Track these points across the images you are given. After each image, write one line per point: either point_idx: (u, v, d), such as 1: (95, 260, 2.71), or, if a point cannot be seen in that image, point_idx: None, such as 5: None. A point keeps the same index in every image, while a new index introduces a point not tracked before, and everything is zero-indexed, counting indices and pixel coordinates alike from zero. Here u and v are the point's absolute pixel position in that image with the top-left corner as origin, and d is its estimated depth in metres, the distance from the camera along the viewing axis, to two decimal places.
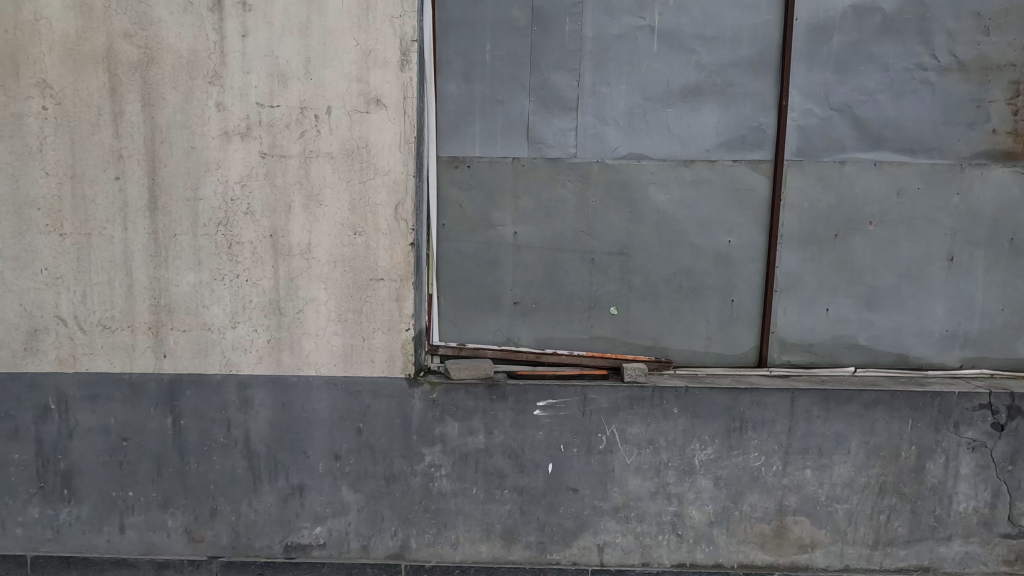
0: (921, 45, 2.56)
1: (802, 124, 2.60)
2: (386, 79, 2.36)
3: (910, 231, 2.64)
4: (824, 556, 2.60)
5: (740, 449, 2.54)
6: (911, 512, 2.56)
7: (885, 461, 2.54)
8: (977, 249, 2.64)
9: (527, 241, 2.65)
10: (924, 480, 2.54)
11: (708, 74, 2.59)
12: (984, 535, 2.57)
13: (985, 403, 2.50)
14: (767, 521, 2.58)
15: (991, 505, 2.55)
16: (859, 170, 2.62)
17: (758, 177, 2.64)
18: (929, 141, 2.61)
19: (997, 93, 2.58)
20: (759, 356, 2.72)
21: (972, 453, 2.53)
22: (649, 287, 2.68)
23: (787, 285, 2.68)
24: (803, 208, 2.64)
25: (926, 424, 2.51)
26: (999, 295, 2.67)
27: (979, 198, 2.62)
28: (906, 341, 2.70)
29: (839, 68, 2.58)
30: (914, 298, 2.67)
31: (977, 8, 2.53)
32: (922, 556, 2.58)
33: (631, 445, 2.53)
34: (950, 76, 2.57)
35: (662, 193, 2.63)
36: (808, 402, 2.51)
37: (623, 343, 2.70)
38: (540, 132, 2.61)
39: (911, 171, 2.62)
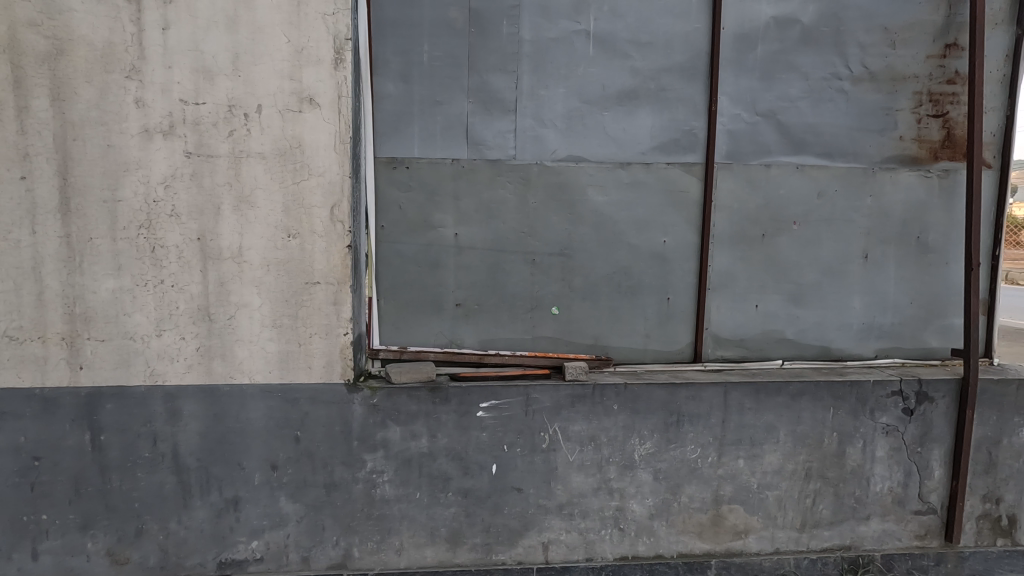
0: (837, 55, 2.71)
1: (731, 129, 2.72)
2: (319, 79, 2.31)
3: (830, 230, 2.80)
4: (757, 541, 2.72)
5: (677, 442, 2.62)
6: (834, 495, 2.72)
7: (811, 448, 2.68)
8: (890, 247, 2.83)
9: (467, 243, 2.65)
10: (845, 465, 2.70)
11: (641, 78, 2.66)
12: (899, 513, 2.76)
13: (897, 391, 2.68)
14: (704, 511, 2.68)
15: (904, 485, 2.74)
16: (783, 172, 2.75)
17: (691, 179, 2.74)
18: (846, 146, 2.77)
19: (904, 101, 2.77)
20: (694, 352, 2.82)
21: (887, 437, 2.71)
22: (588, 287, 2.73)
23: (719, 283, 2.78)
24: (733, 208, 2.75)
25: (846, 411, 2.67)
26: (910, 289, 2.87)
27: (891, 199, 2.81)
28: (828, 334, 2.86)
29: (764, 75, 2.70)
30: (835, 293, 2.83)
31: (886, 22, 2.71)
32: (845, 536, 2.75)
33: (573, 442, 2.57)
34: (863, 85, 2.74)
35: (600, 195, 2.68)
36: (739, 395, 2.62)
37: (564, 342, 2.75)
38: (480, 134, 2.62)
39: (830, 173, 2.77)
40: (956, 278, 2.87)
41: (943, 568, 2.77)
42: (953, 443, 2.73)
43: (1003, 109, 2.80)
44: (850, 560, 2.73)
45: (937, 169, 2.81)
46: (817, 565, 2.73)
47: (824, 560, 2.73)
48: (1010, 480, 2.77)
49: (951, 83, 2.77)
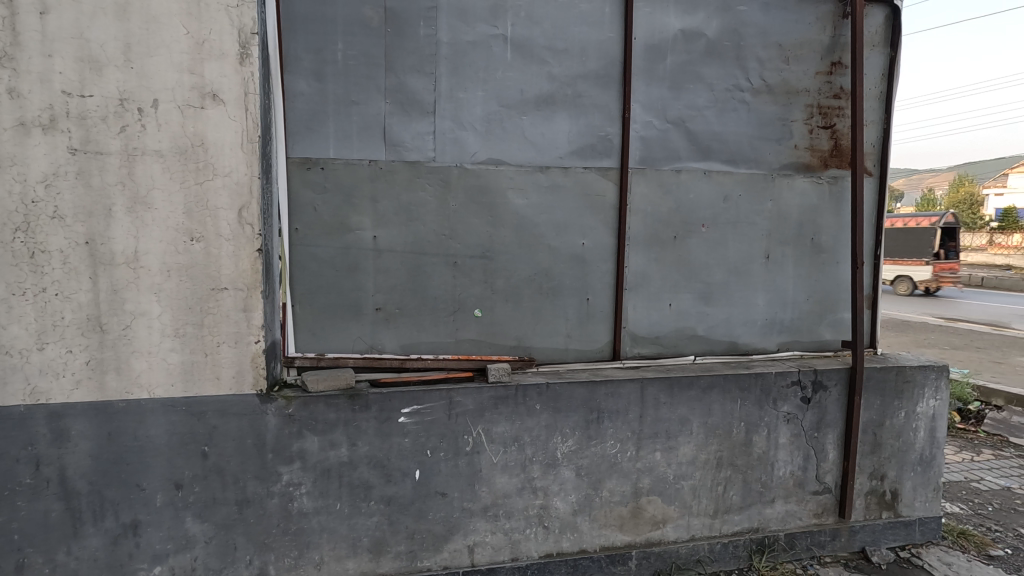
0: (738, 68, 2.90)
1: (644, 135, 2.83)
2: (223, 74, 2.19)
3: (735, 232, 2.98)
4: (674, 530, 2.85)
5: (598, 438, 2.70)
6: (743, 481, 2.89)
7: (721, 438, 2.84)
8: (788, 248, 3.05)
9: (387, 246, 2.60)
10: (752, 452, 2.88)
11: (558, 84, 2.72)
12: (799, 495, 2.97)
13: (796, 380, 2.89)
14: (624, 504, 2.77)
15: (804, 468, 2.96)
16: (692, 177, 2.90)
17: (608, 183, 2.83)
18: (748, 153, 2.96)
19: (798, 113, 3.00)
20: (614, 350, 2.91)
21: (788, 424, 2.91)
22: (510, 288, 2.75)
23: (635, 283, 2.89)
24: (647, 212, 2.87)
25: (752, 402, 2.85)
26: (806, 287, 3.11)
27: (788, 203, 3.03)
28: (736, 329, 3.04)
29: (673, 85, 2.84)
30: (740, 291, 3.02)
31: (780, 40, 2.92)
32: (753, 519, 2.93)
33: (497, 444, 2.59)
34: (762, 97, 2.94)
35: (520, 197, 2.72)
36: (655, 390, 2.74)
37: (487, 345, 2.76)
38: (398, 135, 2.58)
39: (735, 178, 2.95)
40: (845, 276, 3.14)
41: (838, 542, 3.02)
42: (844, 427, 2.98)
43: (881, 123, 3.10)
44: (758, 541, 2.92)
45: (826, 176, 3.06)
46: (728, 548, 2.89)
47: (734, 543, 2.90)
48: (892, 459, 3.06)
49: (837, 98, 3.03)
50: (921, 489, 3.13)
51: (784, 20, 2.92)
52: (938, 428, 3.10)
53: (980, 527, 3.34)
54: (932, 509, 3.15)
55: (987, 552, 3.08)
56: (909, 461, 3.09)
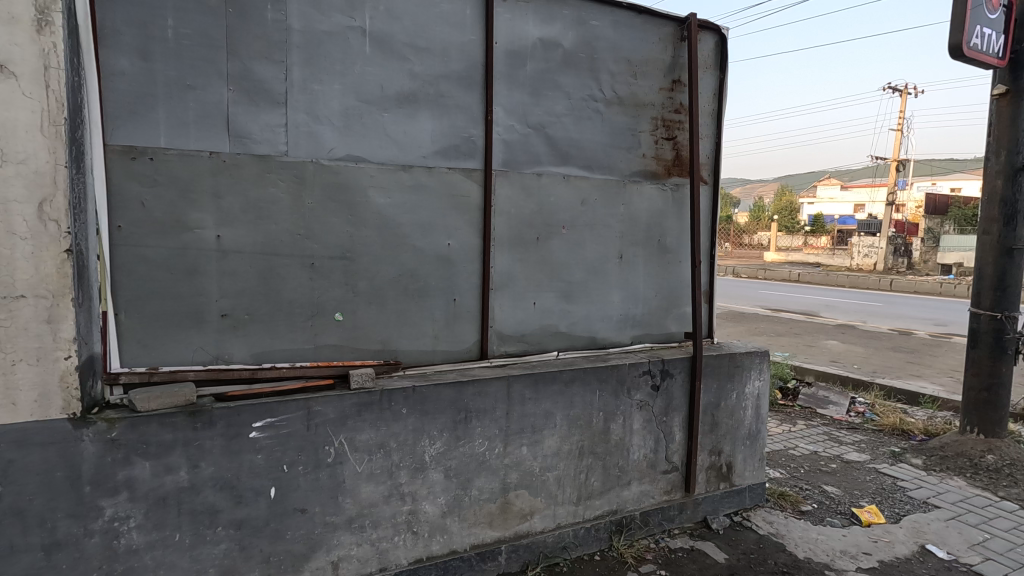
0: (592, 80, 3.08)
1: (506, 138, 2.90)
2: (13, 41, 1.84)
3: (592, 233, 3.16)
4: (541, 520, 2.95)
5: (466, 438, 2.71)
6: (603, 467, 3.09)
7: (582, 428, 3.00)
8: (638, 248, 3.32)
9: (233, 246, 2.38)
10: (610, 439, 3.08)
11: (420, 82, 2.69)
12: (652, 475, 3.24)
13: (647, 370, 3.15)
14: (493, 501, 2.82)
15: (655, 450, 3.23)
16: (553, 181, 3.03)
17: (472, 184, 2.85)
18: (603, 161, 3.16)
19: (645, 125, 3.26)
20: (481, 349, 2.94)
21: (641, 410, 3.16)
22: (374, 290, 2.66)
23: (500, 283, 2.95)
24: (511, 213, 2.94)
25: (609, 392, 3.05)
26: (654, 284, 3.40)
27: (638, 208, 3.28)
28: (594, 325, 3.23)
29: (533, 92, 2.95)
30: (598, 289, 3.22)
31: (628, 56, 3.16)
32: (612, 502, 3.13)
33: (362, 452, 2.49)
34: (614, 108, 3.16)
35: (382, 196, 2.63)
36: (521, 386, 2.82)
37: (350, 350, 2.64)
38: (244, 126, 2.37)
39: (591, 184, 3.13)
40: (685, 274, 3.49)
41: (685, 515, 3.34)
42: (688, 410, 3.30)
43: (713, 137, 3.48)
44: (617, 522, 3.13)
45: (670, 183, 3.37)
46: (591, 532, 3.06)
47: (596, 526, 3.08)
48: (727, 435, 3.46)
49: (677, 113, 3.35)
50: (749, 459, 3.57)
51: (632, 38, 3.16)
52: (761, 405, 3.56)
53: (795, 488, 3.90)
54: (759, 476, 3.62)
55: (799, 509, 3.60)
56: (740, 436, 3.51)
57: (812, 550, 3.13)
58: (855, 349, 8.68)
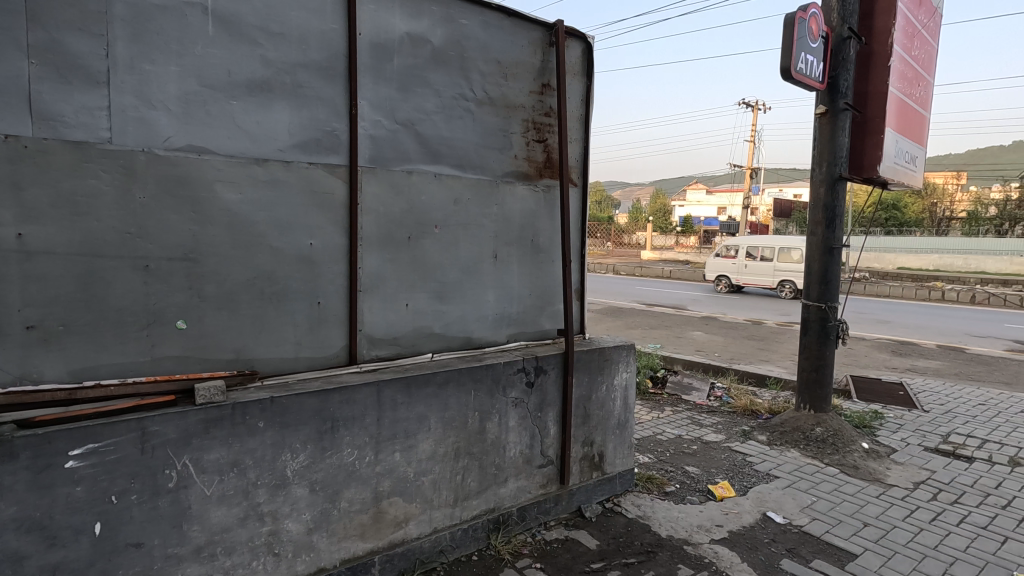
0: (462, 79, 3.07)
1: (373, 134, 2.80)
2: None
3: (465, 233, 3.15)
4: (416, 527, 2.88)
5: (333, 448, 2.57)
6: (479, 467, 3.09)
7: (458, 430, 2.98)
8: (512, 248, 3.37)
9: (40, 247, 2.04)
10: (486, 438, 3.10)
11: (275, 70, 2.49)
12: (528, 470, 3.31)
13: (521, 368, 3.21)
14: (364, 511, 2.70)
15: (531, 446, 3.30)
16: (423, 179, 2.97)
17: (336, 181, 2.70)
18: (474, 160, 3.16)
19: (516, 126, 3.31)
20: (350, 354, 2.81)
21: (516, 408, 3.21)
22: (224, 295, 2.42)
23: (369, 284, 2.83)
24: (380, 211, 2.84)
25: (484, 391, 3.06)
26: (527, 283, 3.47)
27: (510, 208, 3.33)
28: (469, 325, 3.23)
29: (401, 87, 2.87)
30: (472, 289, 3.22)
31: (498, 57, 3.18)
32: (489, 500, 3.15)
33: (210, 473, 2.26)
34: (484, 108, 3.17)
35: (231, 191, 2.41)
36: (392, 390, 2.73)
37: (196, 361, 2.38)
38: (53, 106, 2.04)
39: (463, 183, 3.12)
40: (557, 273, 3.60)
41: (560, 506, 3.45)
42: (561, 405, 3.42)
43: (581, 141, 3.63)
44: (494, 520, 3.15)
45: (541, 184, 3.45)
46: (468, 532, 3.05)
47: (473, 526, 3.07)
48: (598, 426, 3.63)
49: (547, 116, 3.44)
50: (619, 448, 3.77)
51: (502, 40, 3.19)
52: (628, 396, 3.78)
53: (661, 471, 4.19)
54: (628, 463, 3.84)
55: (664, 490, 3.88)
56: (610, 426, 3.70)
57: (674, 528, 3.37)
58: (715, 339, 9.57)
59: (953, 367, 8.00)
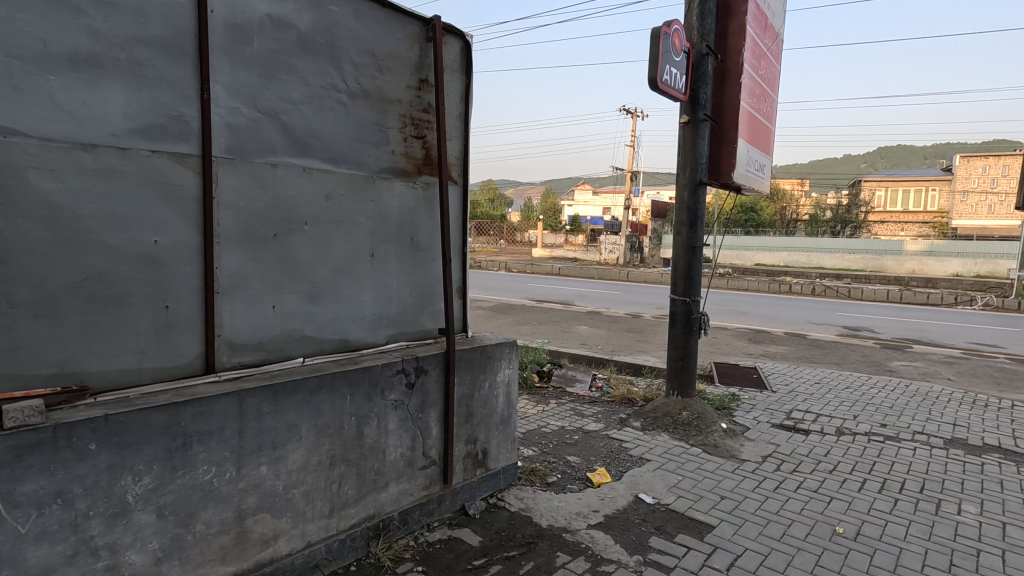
0: (333, 68, 2.92)
1: (230, 122, 2.57)
2: None
3: (339, 230, 3.01)
4: (286, 543, 2.71)
5: (185, 467, 2.33)
6: (357, 474, 2.97)
7: (332, 437, 2.84)
8: (390, 247, 3.28)
9: None
10: (364, 444, 2.99)
11: (105, 44, 2.19)
12: (410, 473, 3.25)
13: (400, 369, 3.13)
14: (225, 533, 2.48)
15: (412, 447, 3.24)
16: (290, 173, 2.78)
17: (187, 172, 2.45)
18: (347, 154, 3.02)
19: (392, 121, 3.22)
20: (206, 363, 2.56)
21: (395, 410, 3.13)
22: (43, 300, 2.09)
23: (228, 286, 2.60)
24: (240, 206, 2.62)
25: (361, 395, 2.95)
26: (407, 282, 3.40)
27: (387, 205, 3.23)
28: (344, 326, 3.10)
29: (262, 73, 2.66)
30: (347, 289, 3.08)
31: (372, 48, 3.07)
32: (368, 507, 3.05)
33: (26, 507, 1.95)
34: (358, 101, 3.05)
35: (51, 180, 2.09)
36: (256, 400, 2.53)
37: (7, 378, 2.03)
38: None
39: (335, 178, 2.97)
40: (438, 271, 3.56)
41: (443, 506, 3.43)
42: (443, 405, 3.39)
43: (461, 139, 3.63)
44: (374, 527, 3.05)
45: (421, 181, 3.40)
46: (345, 543, 2.93)
47: (351, 536, 2.95)
48: (481, 423, 3.65)
49: (425, 112, 3.39)
50: (503, 443, 3.83)
51: (376, 30, 3.08)
52: (511, 391, 3.85)
53: (544, 462, 4.33)
54: (512, 457, 3.91)
55: (546, 481, 4.01)
56: (493, 423, 3.74)
57: (554, 517, 3.49)
58: (599, 332, 10.09)
59: (795, 351, 9.12)
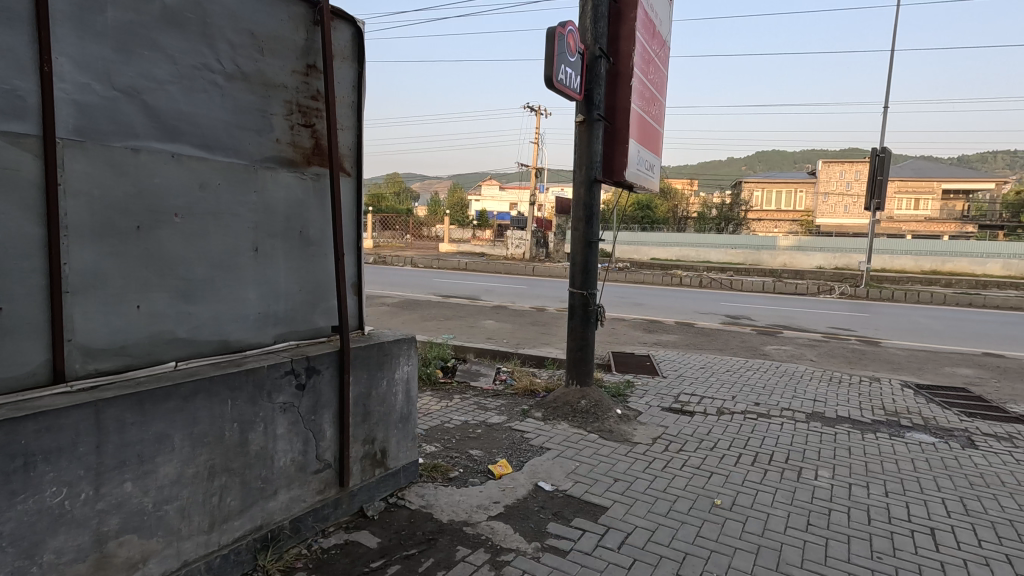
0: (205, 47, 2.69)
1: (78, 99, 2.28)
2: None
3: (216, 223, 2.78)
4: (159, 565, 2.48)
5: (28, 490, 2.05)
6: (241, 483, 2.78)
7: (212, 446, 2.63)
8: (277, 241, 3.09)
9: None
10: (249, 451, 2.80)
11: None
12: (302, 478, 3.10)
13: (289, 370, 2.97)
14: (81, 560, 2.22)
15: (304, 452, 3.09)
16: (155, 159, 2.53)
17: (24, 154, 2.14)
18: (224, 141, 2.80)
19: (276, 107, 3.03)
20: (54, 371, 2.27)
21: (284, 414, 2.97)
22: None
23: (81, 284, 2.32)
24: (93, 195, 2.34)
25: (244, 400, 2.75)
26: (296, 278, 3.22)
27: (272, 196, 3.04)
28: (224, 327, 2.88)
29: (119, 47, 2.39)
30: (227, 286, 2.86)
31: (251, 28, 2.87)
32: (255, 518, 2.86)
33: None
34: (235, 83, 2.83)
35: None
36: (118, 410, 2.28)
37: None
38: None
39: (210, 166, 2.74)
40: (331, 266, 3.42)
41: (339, 510, 3.31)
42: (337, 405, 3.26)
43: (353, 129, 3.49)
44: (262, 538, 2.88)
45: (309, 172, 3.23)
46: (229, 558, 2.74)
47: (235, 550, 2.76)
48: (379, 422, 3.56)
49: (314, 99, 3.22)
50: (403, 441, 3.76)
51: (255, 9, 2.88)
52: (411, 388, 3.79)
53: (446, 457, 4.31)
54: (412, 454, 3.86)
55: (448, 476, 4.00)
56: (392, 421, 3.67)
57: (454, 512, 3.49)
58: (504, 326, 10.21)
59: (684, 339, 9.80)
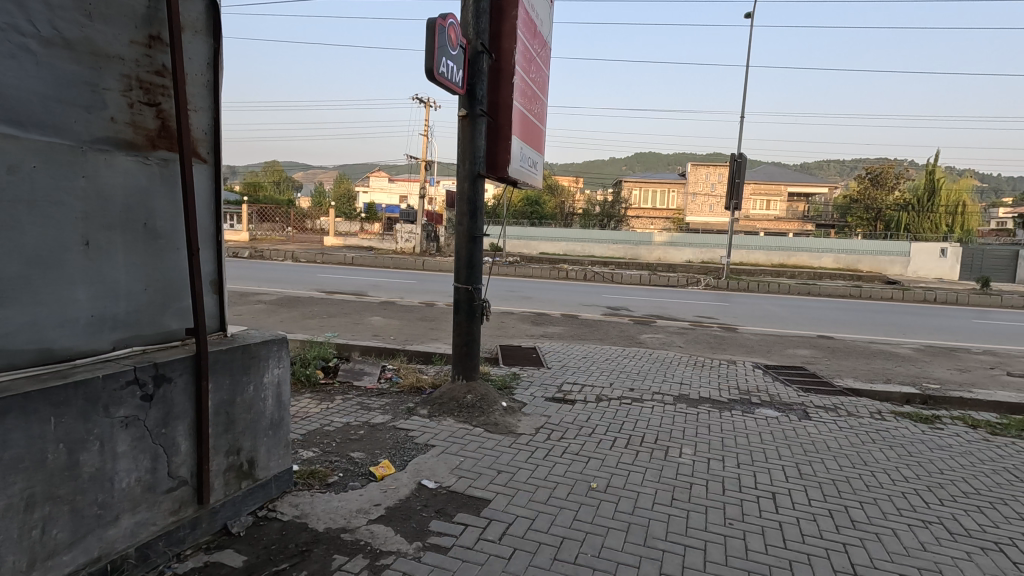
0: (12, 5, 2.28)
1: None
2: None
3: (31, 212, 2.38)
4: None
5: None
6: (71, 512, 2.42)
7: (29, 472, 2.26)
8: (114, 233, 2.72)
9: None
10: (80, 475, 2.44)
11: None
12: (150, 499, 2.77)
13: (131, 380, 2.63)
14: None
15: (152, 470, 2.76)
16: None
17: None
18: (41, 117, 2.40)
19: (110, 82, 2.66)
20: None
21: (126, 429, 2.62)
22: None
23: None
24: None
25: (72, 416, 2.39)
26: (140, 276, 2.86)
27: (106, 183, 2.67)
28: (45, 333, 2.48)
29: None
30: (48, 286, 2.47)
31: None
32: (90, 549, 2.51)
33: None
34: (54, 51, 2.44)
35: None
36: None
37: None
38: None
39: (21, 145, 2.34)
40: (184, 262, 3.08)
41: (198, 530, 3.01)
42: (193, 415, 2.96)
43: (209, 112, 3.18)
44: (99, 571, 2.54)
45: (155, 157, 2.88)
46: None
47: None
48: (245, 431, 3.29)
49: (159, 75, 2.87)
50: (274, 449, 3.52)
51: None
52: (282, 392, 3.54)
53: (324, 462, 4.11)
54: (285, 462, 3.62)
55: (326, 481, 3.81)
56: (261, 428, 3.41)
57: (332, 519, 3.34)
58: (392, 322, 9.95)
59: (570, 331, 10.20)
